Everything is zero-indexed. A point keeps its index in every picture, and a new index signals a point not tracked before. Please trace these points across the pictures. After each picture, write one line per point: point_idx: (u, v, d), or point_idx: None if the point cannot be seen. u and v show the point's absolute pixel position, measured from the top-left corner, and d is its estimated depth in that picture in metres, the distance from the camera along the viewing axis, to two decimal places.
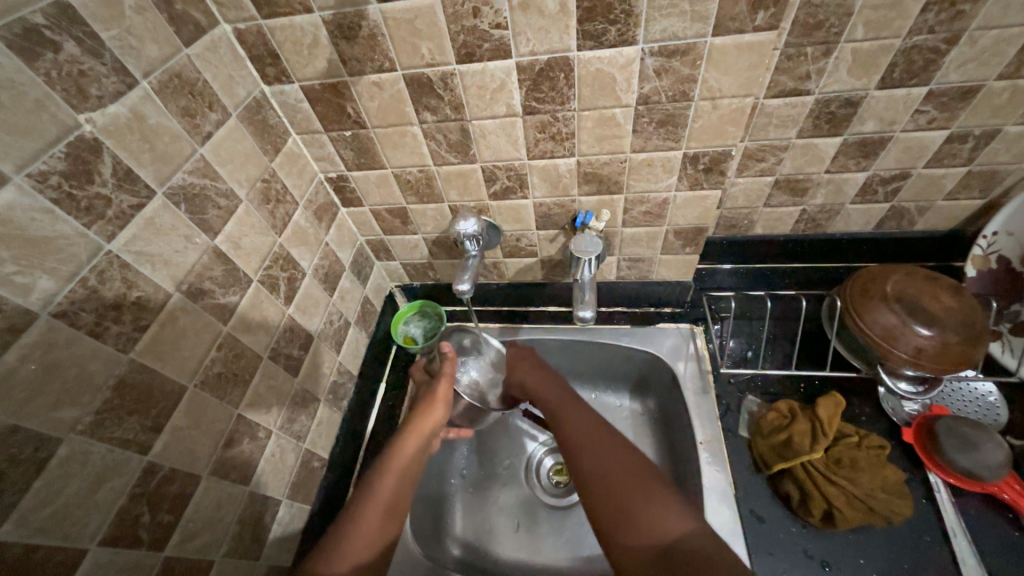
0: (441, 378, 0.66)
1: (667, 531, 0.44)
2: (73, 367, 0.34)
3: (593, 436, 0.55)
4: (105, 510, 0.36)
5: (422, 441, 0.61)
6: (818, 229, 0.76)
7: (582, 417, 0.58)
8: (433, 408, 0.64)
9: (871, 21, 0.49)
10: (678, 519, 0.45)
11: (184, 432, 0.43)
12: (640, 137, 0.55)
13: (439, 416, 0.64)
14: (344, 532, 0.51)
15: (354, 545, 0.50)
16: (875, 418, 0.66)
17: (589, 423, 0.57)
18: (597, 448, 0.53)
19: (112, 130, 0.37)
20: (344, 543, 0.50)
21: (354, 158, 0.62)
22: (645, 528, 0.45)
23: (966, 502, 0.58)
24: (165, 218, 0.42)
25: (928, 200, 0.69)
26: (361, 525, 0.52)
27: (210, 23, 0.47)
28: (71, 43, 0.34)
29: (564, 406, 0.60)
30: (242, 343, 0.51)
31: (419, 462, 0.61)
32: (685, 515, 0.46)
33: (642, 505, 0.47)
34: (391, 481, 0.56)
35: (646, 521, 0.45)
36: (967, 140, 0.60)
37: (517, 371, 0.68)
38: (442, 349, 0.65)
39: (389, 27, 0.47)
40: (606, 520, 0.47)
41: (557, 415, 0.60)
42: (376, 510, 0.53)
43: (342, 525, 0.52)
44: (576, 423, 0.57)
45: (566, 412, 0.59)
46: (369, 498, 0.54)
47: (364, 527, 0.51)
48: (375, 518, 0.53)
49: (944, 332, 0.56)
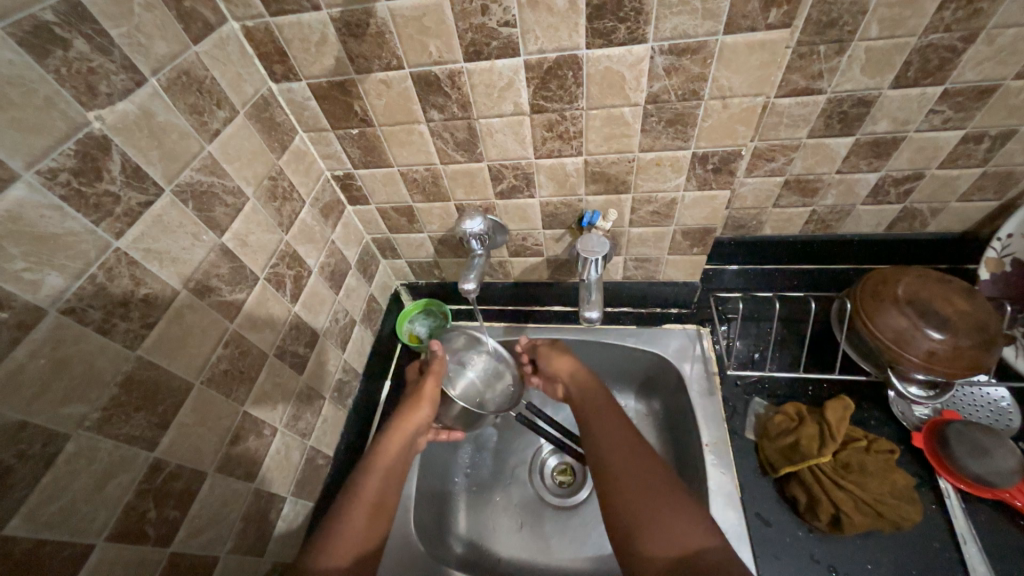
0: (429, 376, 0.67)
1: (689, 540, 0.43)
2: (81, 363, 0.34)
3: (619, 437, 0.55)
4: (113, 506, 0.36)
5: (406, 439, 0.62)
6: (828, 230, 0.75)
7: (609, 421, 0.58)
8: (418, 408, 0.64)
9: (886, 18, 0.48)
10: (701, 531, 0.44)
11: (190, 429, 0.43)
12: (649, 136, 0.54)
13: (425, 415, 0.64)
14: (335, 529, 0.51)
15: (346, 544, 0.50)
16: (884, 423, 0.65)
17: (620, 430, 0.56)
18: (625, 455, 0.53)
19: (120, 128, 0.37)
20: (335, 540, 0.50)
21: (361, 156, 0.62)
22: (667, 533, 0.44)
23: (976, 509, 0.57)
24: (173, 215, 0.42)
25: (942, 202, 0.68)
26: (352, 522, 0.52)
27: (219, 20, 0.47)
28: (81, 40, 0.34)
29: (597, 410, 0.60)
30: (248, 340, 0.51)
31: (404, 460, 0.61)
32: (706, 530, 0.44)
33: (665, 510, 0.46)
34: (378, 477, 0.57)
35: (671, 527, 0.44)
36: (983, 140, 0.59)
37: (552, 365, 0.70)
38: (432, 346, 0.68)
39: (397, 25, 0.47)
40: (627, 525, 0.47)
41: (589, 418, 0.60)
42: (365, 505, 0.54)
43: (333, 521, 0.51)
44: (606, 429, 0.57)
45: (591, 412, 0.60)
46: (356, 497, 0.54)
47: (354, 526, 0.51)
48: (363, 517, 0.53)
49: (956, 336, 0.55)
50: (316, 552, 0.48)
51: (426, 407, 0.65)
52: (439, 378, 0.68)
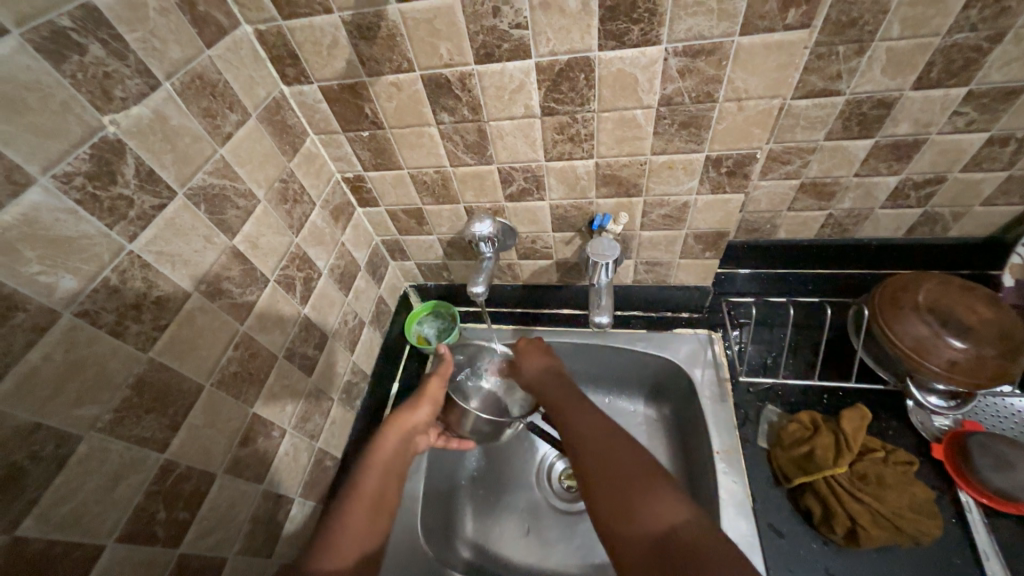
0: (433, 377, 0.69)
1: (666, 520, 0.43)
2: (94, 366, 0.35)
3: (599, 433, 0.54)
4: (123, 507, 0.37)
5: (405, 436, 0.63)
6: (845, 234, 0.73)
7: (584, 418, 0.57)
8: (418, 407, 0.66)
9: (909, 18, 0.47)
10: (676, 508, 0.44)
11: (200, 431, 0.44)
12: (662, 139, 0.53)
13: (424, 413, 0.65)
14: (336, 527, 0.50)
15: (347, 540, 0.50)
16: (902, 433, 0.64)
17: (595, 422, 0.56)
18: (602, 447, 0.52)
19: (135, 131, 0.38)
20: (336, 537, 0.49)
21: (371, 159, 0.62)
22: (645, 516, 0.44)
23: (999, 524, 0.55)
24: (186, 218, 0.42)
25: (965, 206, 0.66)
26: (351, 521, 0.51)
27: (232, 24, 0.47)
28: (97, 45, 0.34)
29: (571, 405, 0.60)
30: (258, 342, 0.51)
31: (402, 458, 0.61)
32: (683, 506, 0.44)
33: (641, 492, 0.46)
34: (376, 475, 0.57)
35: (649, 512, 0.44)
36: (1008, 143, 0.57)
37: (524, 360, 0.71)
38: (440, 349, 0.71)
39: (408, 28, 0.47)
40: (608, 518, 0.46)
41: (563, 415, 0.59)
42: (366, 502, 0.54)
43: (334, 519, 0.51)
44: (581, 424, 0.56)
45: (570, 411, 0.59)
46: (357, 492, 0.54)
47: (353, 521, 0.51)
48: (362, 516, 0.52)
49: (979, 344, 0.53)
50: (318, 551, 0.48)
51: (426, 406, 0.66)
52: (443, 381, 0.69)
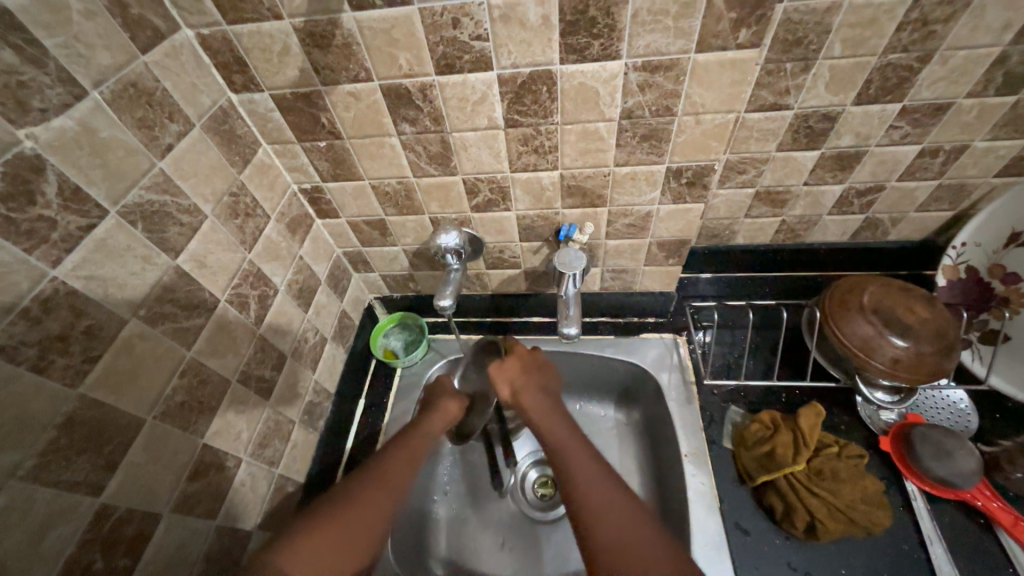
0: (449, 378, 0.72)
1: None
2: (13, 408, 0.31)
3: (604, 481, 0.47)
4: (51, 562, 0.33)
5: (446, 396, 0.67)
6: (797, 239, 0.77)
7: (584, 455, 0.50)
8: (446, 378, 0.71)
9: (848, 38, 0.50)
10: None
11: (142, 469, 0.40)
12: (624, 151, 0.54)
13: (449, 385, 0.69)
14: (353, 497, 0.47)
15: (375, 484, 0.49)
16: (853, 427, 0.67)
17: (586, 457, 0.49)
18: (616, 516, 0.44)
19: (57, 145, 0.34)
20: (361, 484, 0.49)
21: (329, 169, 0.59)
22: None
23: (940, 508, 0.59)
24: (120, 238, 0.39)
25: (901, 212, 0.70)
26: (369, 504, 0.47)
27: (171, 28, 0.44)
28: (9, 51, 0.31)
29: (581, 465, 0.48)
30: (208, 368, 0.48)
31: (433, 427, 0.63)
32: None
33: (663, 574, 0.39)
34: (395, 472, 0.52)
35: None
36: (938, 154, 0.62)
37: (514, 373, 0.61)
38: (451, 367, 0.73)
39: (365, 37, 0.45)
40: None
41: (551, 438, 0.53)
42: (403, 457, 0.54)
43: (346, 495, 0.47)
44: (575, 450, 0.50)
45: (569, 443, 0.51)
46: (405, 441, 0.57)
47: (393, 466, 0.52)
48: (392, 484, 0.50)
49: (918, 342, 0.57)
50: (334, 511, 0.45)
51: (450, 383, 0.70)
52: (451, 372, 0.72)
